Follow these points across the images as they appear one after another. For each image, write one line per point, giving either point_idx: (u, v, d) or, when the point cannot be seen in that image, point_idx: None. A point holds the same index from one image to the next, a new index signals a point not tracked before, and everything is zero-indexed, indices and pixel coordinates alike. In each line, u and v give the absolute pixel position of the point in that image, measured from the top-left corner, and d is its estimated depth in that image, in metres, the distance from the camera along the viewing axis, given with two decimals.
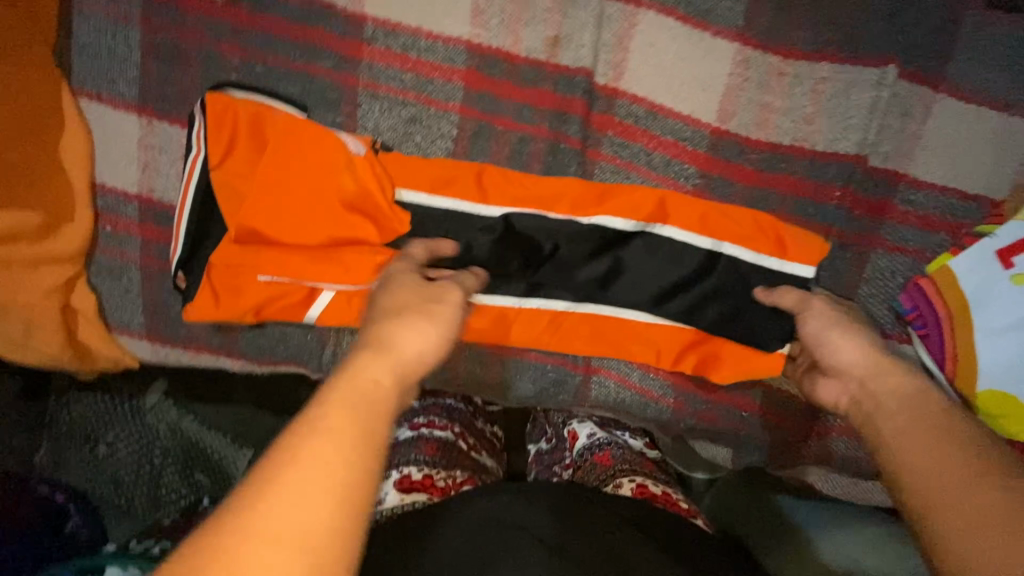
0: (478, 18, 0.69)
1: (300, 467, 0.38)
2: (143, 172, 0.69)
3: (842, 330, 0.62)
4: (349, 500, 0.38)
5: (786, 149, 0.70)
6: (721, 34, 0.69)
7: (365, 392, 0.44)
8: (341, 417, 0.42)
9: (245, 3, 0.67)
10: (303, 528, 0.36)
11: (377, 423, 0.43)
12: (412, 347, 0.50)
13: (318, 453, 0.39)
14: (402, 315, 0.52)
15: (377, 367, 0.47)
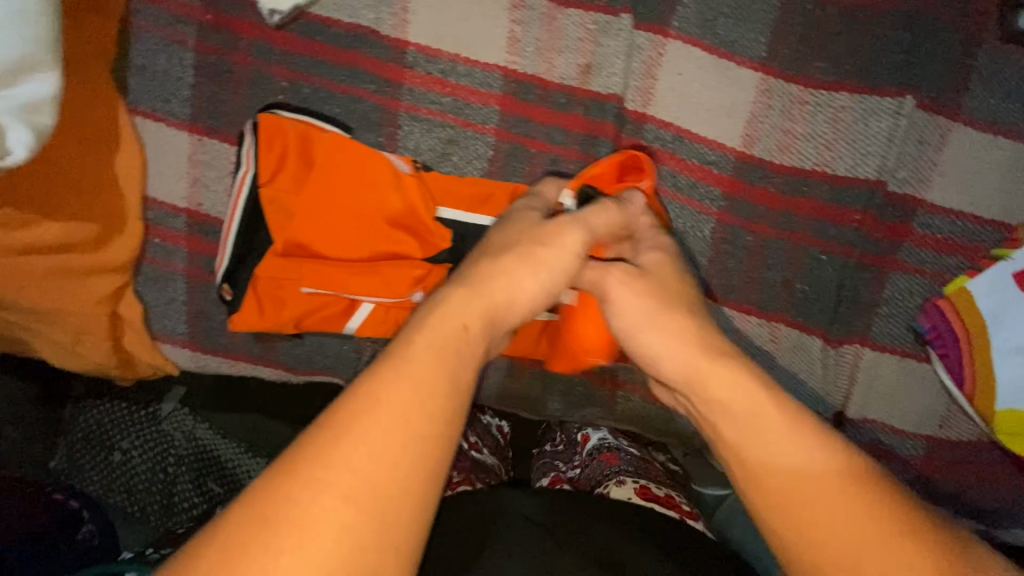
0: (514, 46, 0.72)
1: (384, 412, 0.41)
2: (192, 188, 0.72)
3: (653, 327, 0.58)
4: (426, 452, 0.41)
5: (808, 173, 0.73)
6: (745, 64, 0.72)
7: (455, 341, 0.47)
8: (428, 364, 0.44)
9: (293, 29, 0.70)
10: (383, 473, 0.39)
11: (460, 378, 0.46)
12: (501, 294, 0.53)
13: (406, 400, 0.42)
14: (496, 272, 0.54)
15: (467, 317, 0.49)
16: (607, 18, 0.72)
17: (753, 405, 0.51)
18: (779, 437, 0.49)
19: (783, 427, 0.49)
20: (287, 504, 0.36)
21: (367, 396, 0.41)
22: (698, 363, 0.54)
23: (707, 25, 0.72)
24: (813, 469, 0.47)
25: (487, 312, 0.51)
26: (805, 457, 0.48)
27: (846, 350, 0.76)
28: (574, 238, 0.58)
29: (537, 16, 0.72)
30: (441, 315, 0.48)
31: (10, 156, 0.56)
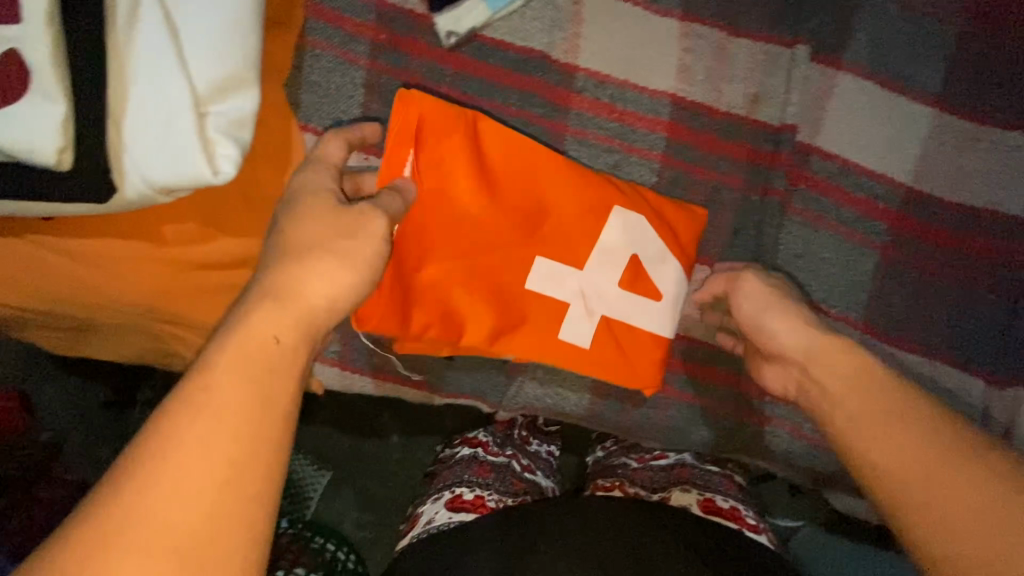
0: (683, 74, 0.72)
1: (195, 453, 0.36)
2: None
3: (776, 309, 0.61)
4: (249, 488, 0.37)
5: (978, 211, 0.72)
6: (918, 99, 0.72)
7: (261, 363, 0.41)
8: (230, 390, 0.38)
9: (467, 51, 0.70)
10: (195, 517, 0.35)
11: (283, 396, 0.41)
12: (316, 297, 0.46)
13: (211, 437, 0.37)
14: (321, 272, 0.47)
15: (276, 337, 0.42)
16: (779, 49, 0.72)
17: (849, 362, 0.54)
18: (871, 390, 0.51)
19: (869, 381, 0.52)
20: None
21: (147, 448, 0.36)
22: (822, 345, 0.56)
23: (879, 59, 0.72)
24: (898, 418, 0.48)
25: (304, 320, 0.44)
26: (889, 407, 0.49)
27: (1010, 394, 0.73)
28: (380, 231, 0.51)
29: (708, 44, 0.72)
30: (244, 328, 0.42)
31: (220, 174, 0.55)
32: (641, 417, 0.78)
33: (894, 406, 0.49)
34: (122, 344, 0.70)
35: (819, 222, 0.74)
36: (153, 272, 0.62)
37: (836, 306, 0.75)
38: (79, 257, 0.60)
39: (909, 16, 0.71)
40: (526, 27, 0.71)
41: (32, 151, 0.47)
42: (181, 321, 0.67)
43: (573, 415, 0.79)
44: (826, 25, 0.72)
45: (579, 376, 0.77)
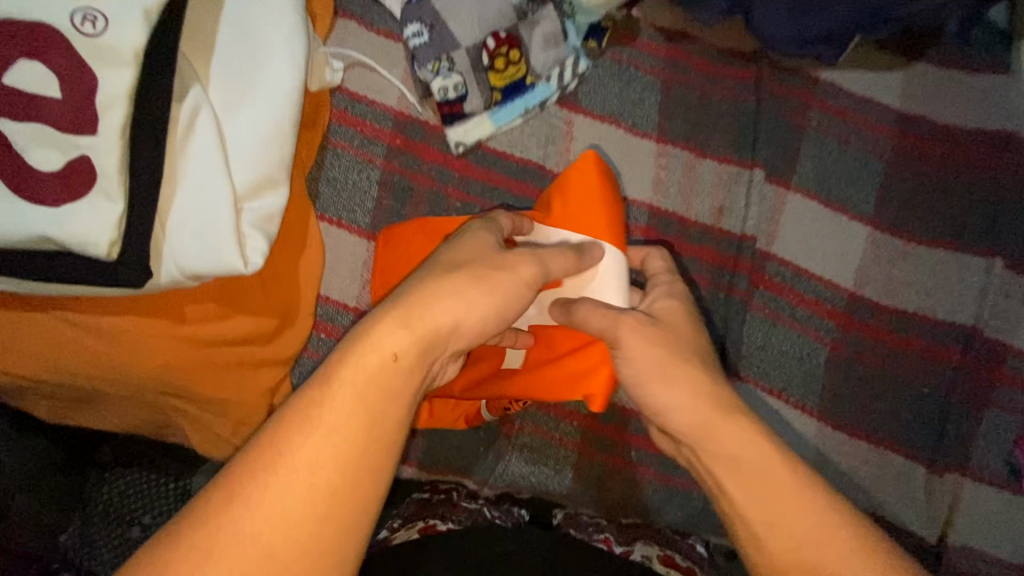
0: (659, 188, 0.83)
1: (309, 469, 0.43)
2: (364, 289, 0.78)
3: (663, 379, 0.58)
4: (357, 499, 0.44)
5: (910, 315, 0.83)
6: (855, 218, 0.84)
7: (375, 384, 0.47)
8: (343, 411, 0.45)
9: (472, 158, 0.80)
10: (310, 521, 0.42)
11: (391, 416, 0.47)
12: (444, 317, 0.51)
13: (329, 449, 0.44)
14: (448, 296, 0.52)
15: (387, 363, 0.48)
16: (739, 170, 0.84)
17: (750, 446, 0.54)
18: (773, 478, 0.52)
19: (769, 466, 0.52)
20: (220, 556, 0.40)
21: (264, 457, 0.43)
22: (706, 419, 0.55)
23: (822, 183, 0.84)
24: (799, 509, 0.50)
25: (428, 341, 0.50)
26: (789, 497, 0.51)
27: (948, 479, 0.81)
28: (528, 271, 0.57)
29: (679, 163, 0.84)
30: (367, 343, 0.48)
31: (250, 264, 0.61)
32: (621, 497, 0.81)
33: (796, 496, 0.51)
34: (123, 414, 0.72)
35: (776, 319, 0.83)
36: (168, 349, 0.66)
37: (795, 396, 0.83)
38: (98, 333, 0.63)
39: (844, 149, 0.85)
40: (524, 141, 0.82)
41: (87, 245, 0.52)
42: (188, 395, 0.70)
43: (558, 495, 0.82)
44: (777, 154, 0.85)
45: (562, 454, 0.81)
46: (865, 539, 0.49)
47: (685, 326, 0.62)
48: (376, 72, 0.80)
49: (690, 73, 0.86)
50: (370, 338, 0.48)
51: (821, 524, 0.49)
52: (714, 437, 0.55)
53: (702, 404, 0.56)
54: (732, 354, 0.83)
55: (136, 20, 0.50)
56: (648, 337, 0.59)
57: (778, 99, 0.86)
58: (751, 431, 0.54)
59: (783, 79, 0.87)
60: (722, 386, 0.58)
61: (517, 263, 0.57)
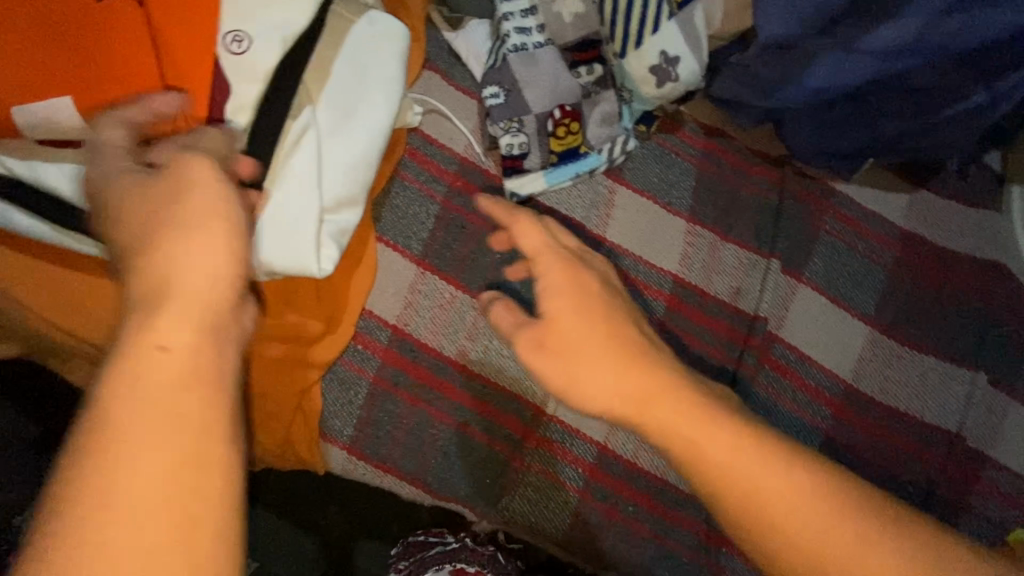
0: (684, 262, 0.92)
1: (103, 453, 0.32)
2: (404, 309, 0.84)
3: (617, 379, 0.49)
4: (205, 456, 0.35)
5: (901, 413, 0.89)
6: (857, 316, 0.92)
7: (152, 353, 0.35)
8: (151, 393, 0.35)
9: (522, 210, 0.89)
10: (168, 501, 0.33)
11: (196, 362, 0.37)
12: (184, 269, 0.39)
13: (116, 439, 0.33)
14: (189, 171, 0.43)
15: (171, 315, 0.37)
16: (758, 258, 0.93)
17: (707, 434, 0.45)
18: (742, 451, 0.44)
19: (731, 456, 0.44)
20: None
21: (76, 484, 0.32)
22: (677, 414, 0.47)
23: (830, 280, 0.93)
24: (776, 499, 0.42)
25: (201, 314, 0.38)
26: (752, 486, 0.43)
27: None
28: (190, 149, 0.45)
29: (705, 243, 0.93)
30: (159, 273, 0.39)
31: (322, 269, 0.67)
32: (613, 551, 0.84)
33: (772, 479, 0.43)
34: None
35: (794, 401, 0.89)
36: None
37: None
38: None
39: (853, 254, 0.95)
40: (570, 201, 0.91)
41: None
42: None
43: (553, 539, 0.84)
44: (791, 248, 0.94)
45: (562, 498, 0.84)
46: (851, 508, 0.41)
47: (583, 325, 0.52)
48: (448, 120, 0.89)
49: (723, 166, 0.97)
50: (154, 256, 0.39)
51: (804, 507, 0.42)
52: (659, 429, 0.47)
53: (635, 399, 0.48)
54: None
55: (274, 45, 0.63)
56: (542, 359, 0.53)
57: (799, 200, 0.97)
58: (706, 423, 0.46)
59: (804, 183, 0.98)
60: (652, 383, 0.48)
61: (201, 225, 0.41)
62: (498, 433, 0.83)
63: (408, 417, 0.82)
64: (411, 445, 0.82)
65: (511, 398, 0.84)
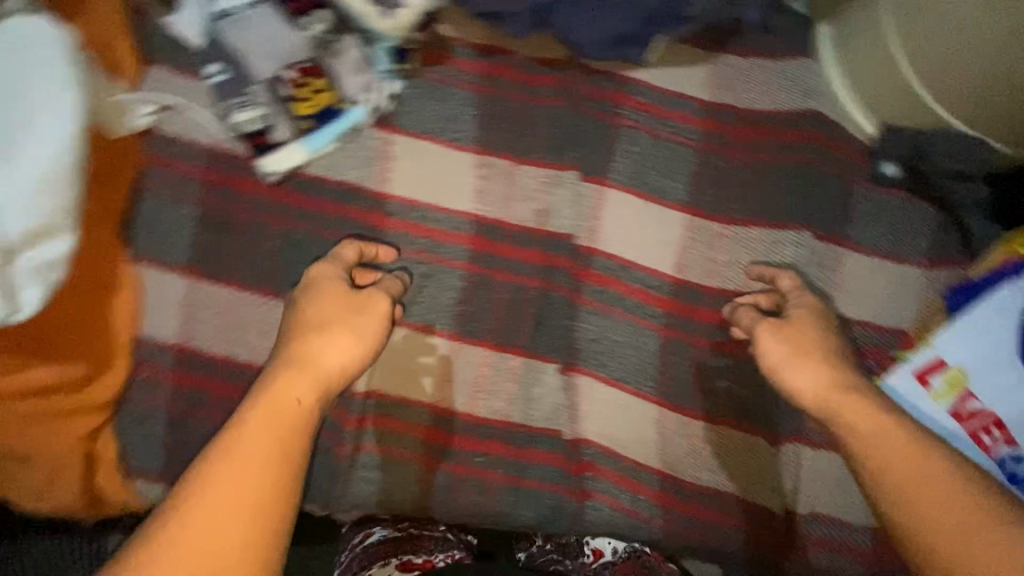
0: (481, 197, 0.85)
1: (240, 450, 0.61)
2: (182, 325, 0.77)
3: (795, 365, 0.74)
4: (284, 483, 0.60)
5: (733, 293, 0.86)
6: (672, 207, 0.87)
7: (288, 403, 0.65)
8: (254, 444, 0.61)
9: (289, 186, 0.81)
10: (251, 508, 0.58)
11: (301, 418, 0.65)
12: (330, 362, 0.69)
13: (251, 442, 0.61)
14: (367, 313, 0.73)
15: (303, 386, 0.67)
16: (557, 172, 0.87)
17: (888, 434, 0.66)
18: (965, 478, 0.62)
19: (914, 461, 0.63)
20: (183, 530, 0.55)
21: (195, 484, 0.58)
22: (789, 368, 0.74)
23: (639, 176, 0.88)
24: (970, 517, 0.59)
25: (316, 384, 0.68)
26: (932, 499, 0.61)
27: (789, 449, 0.85)
28: (379, 305, 0.74)
29: (499, 172, 0.86)
30: (308, 355, 0.69)
31: (20, 310, 0.65)
32: (472, 504, 0.84)
33: (938, 502, 0.60)
34: None
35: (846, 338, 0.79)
36: None
37: (632, 383, 0.86)
38: None
39: (658, 142, 0.89)
40: (341, 163, 0.83)
41: None
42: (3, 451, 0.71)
43: (407, 508, 0.83)
44: (593, 153, 0.88)
45: (404, 468, 0.83)
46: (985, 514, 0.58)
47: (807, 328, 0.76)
48: (183, 110, 0.80)
49: (504, 84, 0.89)
50: (312, 344, 0.70)
51: (969, 522, 0.58)
52: (863, 445, 0.67)
53: (832, 388, 0.71)
54: (565, 347, 0.86)
55: None
56: (772, 341, 0.76)
57: (594, 101, 0.90)
58: (895, 435, 0.66)
59: (594, 79, 0.90)
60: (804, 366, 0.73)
61: (342, 324, 0.72)
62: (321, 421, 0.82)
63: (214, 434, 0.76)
64: None
65: None
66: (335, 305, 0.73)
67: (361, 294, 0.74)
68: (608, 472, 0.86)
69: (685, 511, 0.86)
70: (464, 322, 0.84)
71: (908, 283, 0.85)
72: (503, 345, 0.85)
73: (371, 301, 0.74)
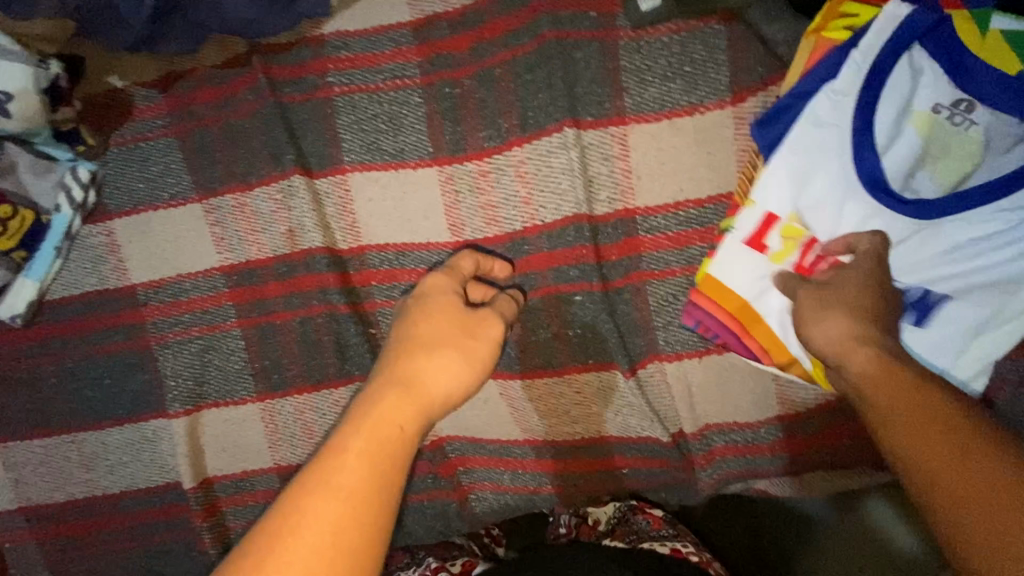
0: (222, 245, 0.78)
1: (341, 461, 0.46)
2: (17, 488, 0.80)
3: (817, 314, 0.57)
4: (374, 522, 0.44)
5: (522, 232, 0.73)
6: (419, 165, 0.74)
7: (390, 430, 0.49)
8: (355, 469, 0.46)
9: (42, 320, 0.78)
10: (335, 552, 0.42)
11: (406, 448, 0.49)
12: (437, 389, 0.54)
13: (353, 468, 0.46)
14: (482, 335, 0.59)
15: (402, 408, 0.51)
16: (283, 182, 0.76)
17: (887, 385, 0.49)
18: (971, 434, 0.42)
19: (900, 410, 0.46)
20: (260, 567, 0.41)
21: (290, 515, 0.43)
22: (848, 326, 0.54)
23: (372, 147, 0.75)
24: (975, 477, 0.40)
25: (425, 415, 0.53)
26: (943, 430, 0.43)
27: (653, 368, 0.74)
28: (494, 332, 0.61)
29: (229, 210, 0.77)
30: (408, 375, 0.54)
31: None
32: None
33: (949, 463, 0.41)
34: None
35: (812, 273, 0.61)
36: None
37: None
38: None
39: (378, 97, 0.75)
40: (76, 276, 0.78)
41: None
42: None
43: None
44: (315, 145, 0.77)
45: None
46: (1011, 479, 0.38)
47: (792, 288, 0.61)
48: None
49: (199, 113, 0.79)
50: (416, 368, 0.55)
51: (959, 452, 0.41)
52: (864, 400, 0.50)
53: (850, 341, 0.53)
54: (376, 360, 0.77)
55: None
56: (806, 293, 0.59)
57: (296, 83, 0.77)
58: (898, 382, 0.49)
59: (285, 59, 0.77)
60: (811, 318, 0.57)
61: (462, 343, 0.58)
62: (175, 525, 0.79)
63: (91, 568, 0.80)
64: None
65: (159, 492, 0.79)
66: (437, 325, 0.59)
67: (475, 311, 0.61)
68: (480, 460, 0.80)
69: (572, 469, 0.78)
70: (264, 377, 0.78)
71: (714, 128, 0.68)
72: (315, 383, 0.77)
73: (484, 324, 0.61)
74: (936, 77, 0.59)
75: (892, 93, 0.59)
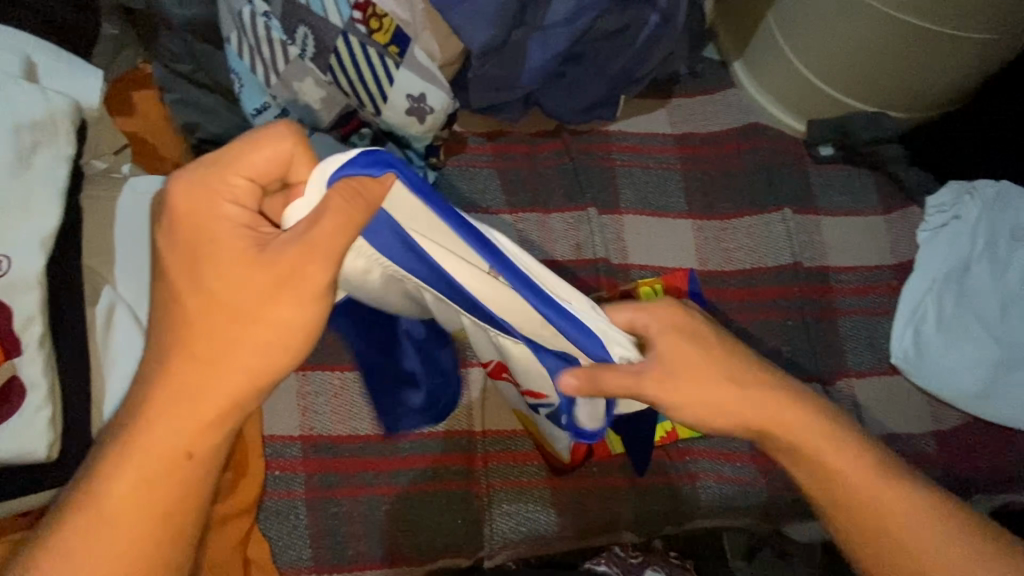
0: (526, 245, 1.02)
1: (106, 513, 0.50)
2: (302, 416, 0.85)
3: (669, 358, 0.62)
4: (172, 532, 0.52)
5: (751, 270, 1.03)
6: (677, 216, 1.07)
7: (164, 448, 0.51)
8: (150, 455, 0.51)
9: None
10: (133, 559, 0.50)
11: (205, 437, 0.52)
12: (222, 375, 0.51)
13: (124, 507, 0.50)
14: (225, 357, 0.51)
15: (179, 426, 0.51)
16: (579, 213, 1.05)
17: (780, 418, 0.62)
18: (835, 459, 0.62)
19: (883, 490, 0.62)
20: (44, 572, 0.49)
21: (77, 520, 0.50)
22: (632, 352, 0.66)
23: (645, 200, 1.07)
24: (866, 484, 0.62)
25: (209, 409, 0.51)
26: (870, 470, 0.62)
27: (842, 382, 0.99)
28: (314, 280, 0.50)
29: (533, 222, 1.04)
30: (144, 430, 0.51)
31: None
32: (598, 512, 0.89)
33: (835, 481, 0.62)
34: None
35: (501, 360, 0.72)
36: None
37: None
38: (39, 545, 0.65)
39: (649, 172, 1.09)
40: None
41: (28, 451, 0.57)
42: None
43: (547, 534, 0.87)
44: (601, 193, 1.07)
45: (535, 493, 0.88)
46: (840, 502, 0.62)
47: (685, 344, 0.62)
48: None
49: (515, 157, 1.08)
50: (136, 435, 0.51)
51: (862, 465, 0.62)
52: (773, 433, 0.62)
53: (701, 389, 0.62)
54: None
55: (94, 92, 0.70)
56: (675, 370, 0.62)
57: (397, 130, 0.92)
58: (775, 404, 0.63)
59: (582, 139, 1.11)
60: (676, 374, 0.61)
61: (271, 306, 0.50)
62: (447, 472, 0.86)
63: (355, 509, 0.83)
64: (369, 530, 0.83)
65: (438, 438, 0.87)
66: (173, 384, 0.51)
67: (276, 258, 0.49)
68: (704, 452, 0.95)
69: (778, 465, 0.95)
70: None
71: (234, 221, 0.51)
72: None
73: (299, 274, 0.50)
74: (963, 236, 1.02)
75: (938, 247, 1.03)
